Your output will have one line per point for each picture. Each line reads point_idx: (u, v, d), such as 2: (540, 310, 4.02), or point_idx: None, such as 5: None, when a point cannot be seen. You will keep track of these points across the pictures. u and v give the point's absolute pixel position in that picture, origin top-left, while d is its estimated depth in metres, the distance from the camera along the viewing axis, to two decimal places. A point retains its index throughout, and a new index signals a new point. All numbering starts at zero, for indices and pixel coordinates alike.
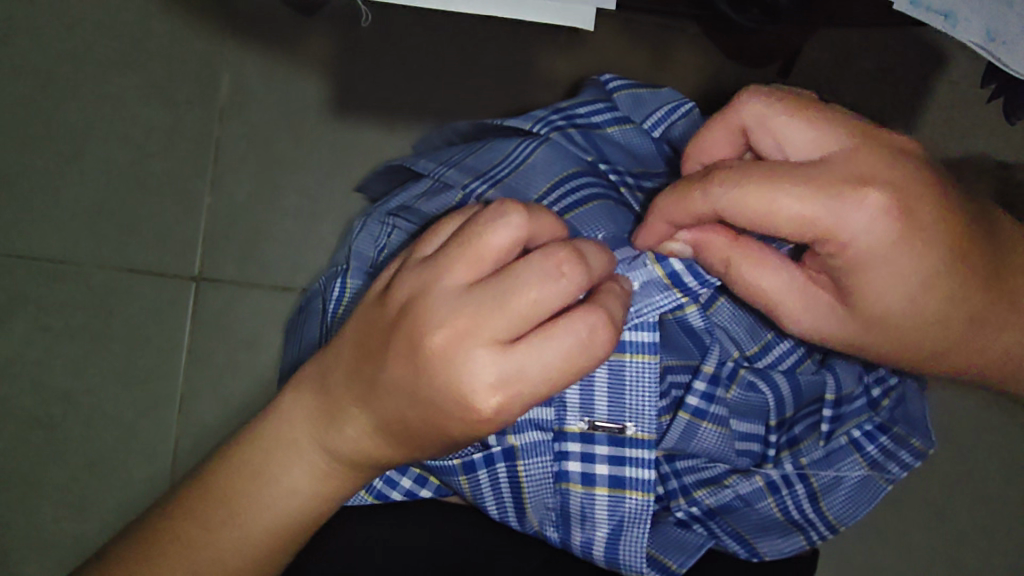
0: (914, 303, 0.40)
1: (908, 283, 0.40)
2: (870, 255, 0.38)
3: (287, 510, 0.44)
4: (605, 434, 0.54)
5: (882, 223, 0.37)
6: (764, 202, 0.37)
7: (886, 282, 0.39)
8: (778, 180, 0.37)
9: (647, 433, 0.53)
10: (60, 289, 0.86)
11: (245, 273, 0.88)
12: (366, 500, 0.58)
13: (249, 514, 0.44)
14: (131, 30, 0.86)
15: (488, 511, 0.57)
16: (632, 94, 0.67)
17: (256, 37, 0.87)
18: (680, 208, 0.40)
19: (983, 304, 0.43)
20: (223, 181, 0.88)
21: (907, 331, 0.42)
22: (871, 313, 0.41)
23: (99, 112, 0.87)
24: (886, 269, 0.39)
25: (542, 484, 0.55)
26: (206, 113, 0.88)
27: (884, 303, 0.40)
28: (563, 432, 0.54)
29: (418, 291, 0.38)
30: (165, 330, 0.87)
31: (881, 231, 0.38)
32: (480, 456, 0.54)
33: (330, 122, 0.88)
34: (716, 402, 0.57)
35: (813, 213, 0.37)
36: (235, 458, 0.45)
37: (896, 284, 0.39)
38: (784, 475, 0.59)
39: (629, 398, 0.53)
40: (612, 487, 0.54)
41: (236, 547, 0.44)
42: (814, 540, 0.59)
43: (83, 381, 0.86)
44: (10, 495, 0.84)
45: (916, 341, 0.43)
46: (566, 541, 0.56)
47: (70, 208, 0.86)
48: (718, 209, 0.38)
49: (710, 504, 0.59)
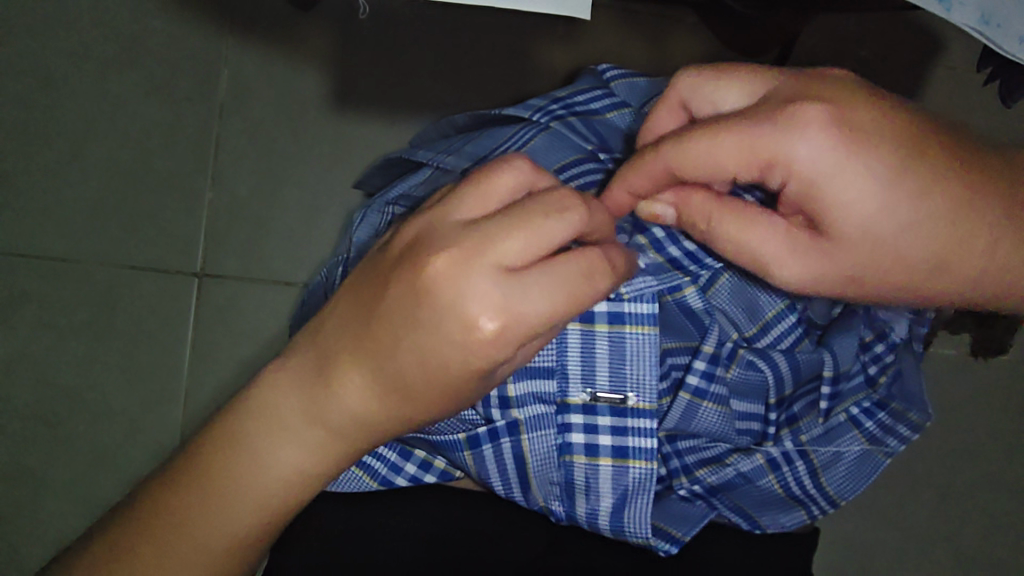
0: (896, 250, 0.38)
1: (883, 190, 0.36)
2: (824, 181, 0.36)
3: (283, 479, 0.42)
4: (607, 405, 0.55)
5: (823, 164, 0.36)
6: (703, 151, 0.37)
7: (851, 228, 0.37)
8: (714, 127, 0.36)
9: (648, 402, 0.54)
10: (64, 287, 0.87)
11: (247, 267, 0.88)
12: (372, 486, 0.57)
13: (244, 489, 0.42)
14: (130, 29, 0.87)
15: (494, 488, 0.57)
16: (628, 82, 0.68)
17: (254, 34, 0.87)
18: (639, 176, 0.40)
19: (998, 241, 0.39)
20: (223, 177, 0.88)
21: (906, 247, 0.38)
22: (850, 267, 0.38)
23: (99, 109, 0.87)
24: (846, 191, 0.36)
25: (546, 458, 0.55)
26: (205, 110, 0.88)
27: (861, 221, 0.37)
28: (566, 405, 0.55)
29: (424, 228, 0.39)
30: (170, 325, 0.88)
31: (826, 170, 0.36)
32: (485, 430, 0.55)
33: (331, 117, 0.88)
34: (715, 382, 0.58)
35: (751, 163, 0.37)
36: (223, 437, 0.44)
37: (869, 228, 0.37)
38: (784, 452, 0.60)
39: (629, 367, 0.55)
40: (616, 458, 0.55)
41: (229, 523, 0.43)
42: (815, 515, 0.60)
43: (88, 377, 0.87)
44: (18, 491, 0.85)
45: (918, 286, 0.40)
46: (572, 514, 0.57)
47: (71, 206, 0.87)
48: (669, 167, 0.38)
49: (712, 482, 0.60)
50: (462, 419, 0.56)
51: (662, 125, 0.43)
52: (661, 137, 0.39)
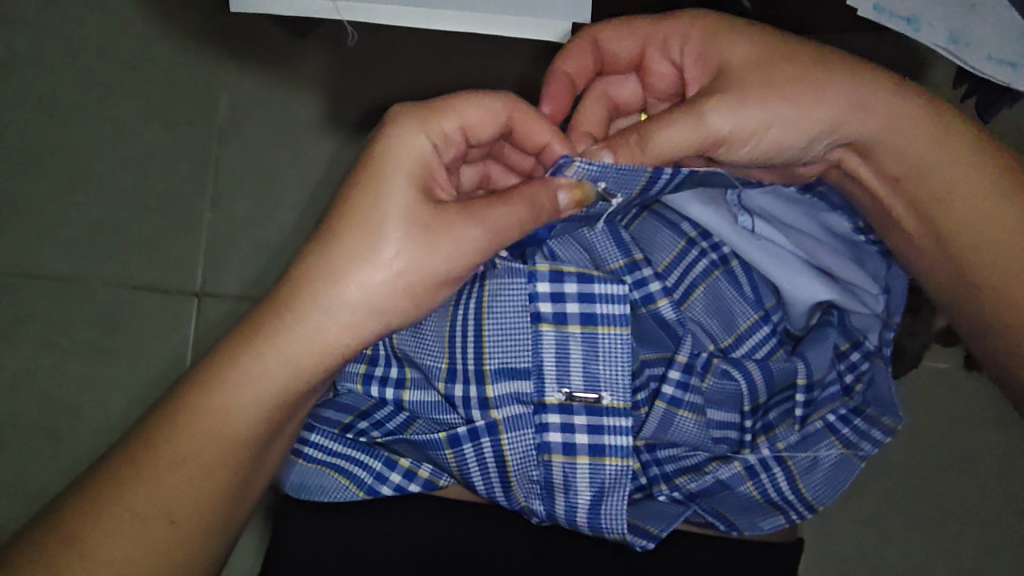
0: (771, 58, 0.53)
1: (748, 36, 0.54)
2: (705, 31, 0.56)
3: (263, 364, 0.49)
4: (583, 405, 0.56)
5: (700, 18, 0.57)
6: (625, 28, 0.59)
7: (731, 51, 0.54)
8: (630, 20, 0.59)
9: (621, 402, 0.56)
10: (67, 307, 0.89)
11: (245, 286, 0.90)
12: (356, 496, 0.58)
13: (239, 397, 0.49)
14: (129, 56, 0.89)
15: (475, 488, 0.58)
16: None
17: (251, 60, 0.90)
18: (577, 57, 0.60)
19: (847, 62, 0.53)
20: (222, 197, 0.91)
21: (781, 66, 0.53)
22: (746, 80, 0.53)
23: (101, 134, 0.90)
24: (721, 37, 0.55)
25: (526, 457, 0.57)
26: (204, 134, 0.91)
27: (739, 54, 0.54)
28: (542, 404, 0.56)
29: None
30: (169, 343, 0.90)
31: (708, 29, 0.56)
32: (465, 430, 0.57)
33: (325, 138, 0.91)
34: (690, 391, 0.60)
35: (657, 32, 0.58)
36: (223, 355, 0.50)
37: (743, 44, 0.54)
38: (761, 459, 0.61)
39: (602, 367, 0.56)
40: (592, 456, 0.56)
41: (219, 416, 0.48)
42: (794, 520, 0.60)
43: (89, 395, 0.89)
44: (23, 508, 0.87)
45: (808, 97, 0.52)
46: (552, 513, 0.57)
47: (74, 227, 0.90)
48: (596, 37, 0.60)
49: (692, 489, 0.61)
50: (445, 421, 0.59)
51: None
52: None
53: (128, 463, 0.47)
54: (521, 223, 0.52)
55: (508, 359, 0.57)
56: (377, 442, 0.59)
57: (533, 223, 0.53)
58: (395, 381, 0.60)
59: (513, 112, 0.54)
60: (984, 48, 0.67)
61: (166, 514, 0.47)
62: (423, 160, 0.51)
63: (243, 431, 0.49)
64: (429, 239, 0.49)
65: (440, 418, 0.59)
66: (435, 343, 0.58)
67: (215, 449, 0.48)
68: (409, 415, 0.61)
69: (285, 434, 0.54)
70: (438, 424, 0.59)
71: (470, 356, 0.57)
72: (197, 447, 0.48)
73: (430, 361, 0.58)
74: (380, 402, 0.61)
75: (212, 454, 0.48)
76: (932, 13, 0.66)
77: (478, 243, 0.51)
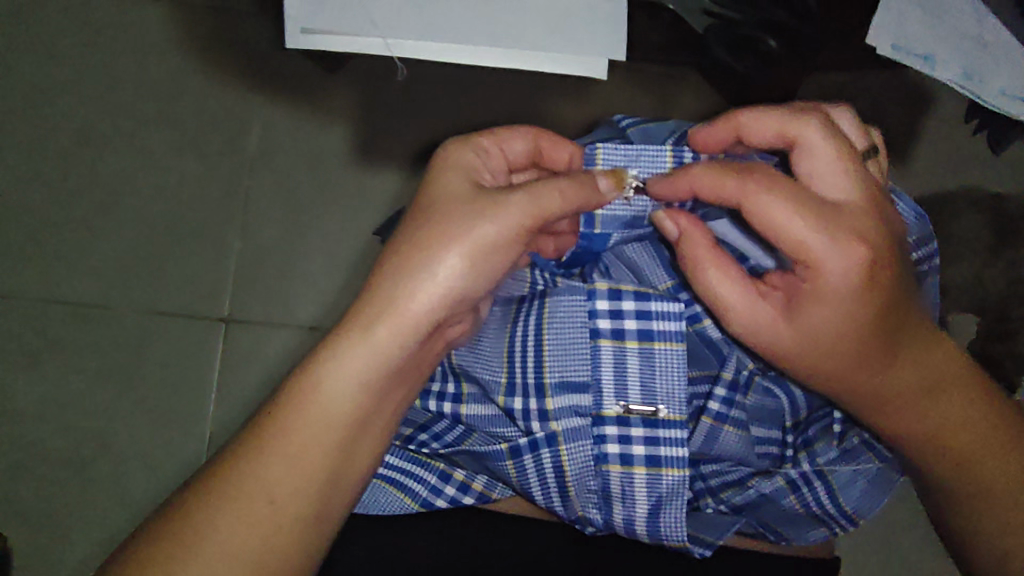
0: (825, 350, 0.54)
1: (838, 320, 0.52)
2: (816, 292, 0.52)
3: (335, 357, 0.52)
4: (639, 417, 0.59)
5: (830, 275, 0.51)
6: (772, 210, 0.51)
7: (811, 318, 0.53)
8: (787, 222, 0.50)
9: (677, 414, 0.58)
10: (97, 332, 0.92)
11: (273, 312, 0.93)
12: (412, 508, 0.62)
13: (323, 400, 0.51)
14: (166, 91, 0.94)
15: (535, 499, 0.61)
16: (642, 129, 0.68)
17: (282, 94, 0.94)
18: (711, 184, 0.53)
19: (896, 378, 0.55)
20: (251, 227, 0.94)
21: (825, 356, 0.54)
22: (785, 340, 0.55)
23: (136, 165, 0.94)
24: (822, 312, 0.53)
25: (584, 467, 0.59)
26: (235, 165, 0.94)
27: (811, 325, 0.53)
28: (601, 417, 0.59)
29: None
30: (196, 368, 0.92)
31: (823, 292, 0.52)
32: (525, 441, 0.59)
33: (354, 169, 0.95)
34: (735, 406, 0.62)
35: (791, 250, 0.52)
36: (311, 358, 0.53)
37: (825, 322, 0.53)
38: (802, 473, 0.62)
39: (659, 381, 0.59)
40: (649, 467, 0.58)
41: (304, 410, 0.51)
42: (835, 533, 0.63)
43: (115, 419, 0.91)
44: (48, 532, 0.89)
45: (827, 377, 0.56)
46: (610, 521, 0.60)
47: (107, 254, 0.92)
48: (743, 204, 0.52)
49: (737, 502, 0.63)
50: (502, 434, 0.61)
51: (762, 130, 0.55)
52: (767, 176, 0.51)
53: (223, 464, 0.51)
54: (561, 188, 0.53)
55: (567, 373, 0.59)
56: (438, 454, 0.62)
57: (579, 191, 0.54)
58: (452, 396, 0.63)
59: (539, 135, 0.60)
60: (997, 84, 0.71)
61: (266, 495, 0.49)
62: (470, 171, 0.56)
63: (341, 415, 0.51)
64: (475, 211, 0.53)
65: (496, 431, 0.62)
66: (494, 358, 0.61)
67: (295, 438, 0.50)
68: (466, 428, 0.64)
69: (374, 436, 0.54)
70: (495, 436, 0.62)
71: (530, 371, 0.60)
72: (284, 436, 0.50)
73: (489, 375, 0.61)
74: (437, 416, 0.64)
75: (302, 433, 0.50)
76: (946, 52, 0.69)
77: (522, 210, 0.53)
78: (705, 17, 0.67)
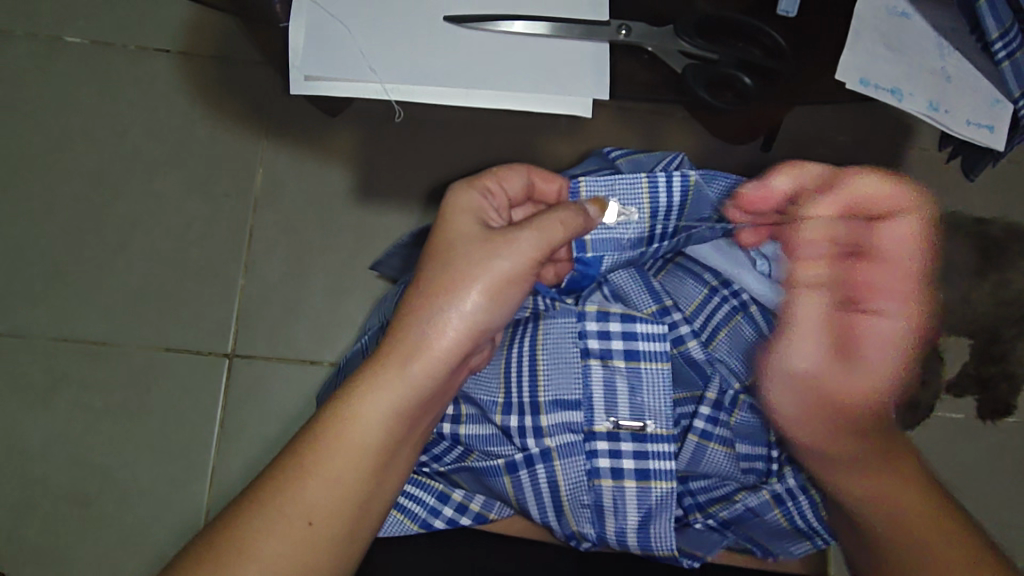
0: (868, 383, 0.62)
1: (883, 362, 0.61)
2: (884, 337, 0.60)
3: (361, 391, 0.54)
4: (628, 432, 0.64)
5: (896, 326, 0.59)
6: (891, 270, 0.59)
7: (867, 357, 0.61)
8: (886, 280, 0.59)
9: (664, 428, 0.64)
10: (104, 369, 0.94)
11: (275, 347, 0.95)
12: (412, 529, 0.65)
13: (356, 429, 0.53)
14: (176, 136, 0.98)
15: (531, 514, 0.64)
16: (632, 160, 0.73)
17: (287, 137, 0.98)
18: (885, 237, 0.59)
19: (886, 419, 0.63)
20: (256, 264, 0.97)
21: (869, 388, 0.62)
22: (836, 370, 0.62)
23: (145, 206, 0.97)
24: (876, 355, 0.60)
25: (577, 483, 0.63)
26: (239, 205, 0.98)
27: (869, 363, 0.61)
28: (592, 432, 0.63)
29: None
30: (200, 403, 0.94)
31: (883, 338, 0.60)
32: (521, 457, 0.63)
33: (356, 208, 0.98)
34: (720, 425, 0.68)
35: (881, 302, 0.59)
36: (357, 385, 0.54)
37: (879, 362, 0.61)
38: (787, 488, 0.69)
39: (647, 399, 0.64)
40: (639, 480, 0.63)
41: (341, 441, 0.53)
42: (818, 546, 0.69)
43: (120, 455, 0.93)
44: (51, 569, 0.90)
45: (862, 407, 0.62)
46: (602, 534, 0.64)
47: (115, 294, 0.95)
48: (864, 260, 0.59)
49: (724, 516, 0.69)
50: (500, 453, 0.63)
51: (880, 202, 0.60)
52: (892, 242, 0.59)
53: (259, 486, 0.53)
54: (562, 219, 0.58)
55: (561, 392, 0.63)
56: (438, 474, 0.66)
57: (579, 220, 0.59)
58: (451, 417, 0.65)
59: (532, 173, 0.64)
60: (963, 114, 0.74)
61: (305, 516, 0.52)
62: (475, 211, 0.60)
63: (371, 441, 0.54)
64: (489, 249, 0.57)
65: (494, 450, 0.64)
66: (492, 378, 0.64)
67: (327, 466, 0.52)
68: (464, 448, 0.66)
69: (402, 458, 0.57)
70: (492, 455, 0.64)
71: (526, 389, 0.63)
72: (319, 462, 0.53)
73: (486, 395, 0.64)
74: (436, 437, 0.66)
75: (334, 461, 0.53)
76: (912, 86, 0.74)
77: (531, 245, 0.57)
78: (683, 58, 0.70)
